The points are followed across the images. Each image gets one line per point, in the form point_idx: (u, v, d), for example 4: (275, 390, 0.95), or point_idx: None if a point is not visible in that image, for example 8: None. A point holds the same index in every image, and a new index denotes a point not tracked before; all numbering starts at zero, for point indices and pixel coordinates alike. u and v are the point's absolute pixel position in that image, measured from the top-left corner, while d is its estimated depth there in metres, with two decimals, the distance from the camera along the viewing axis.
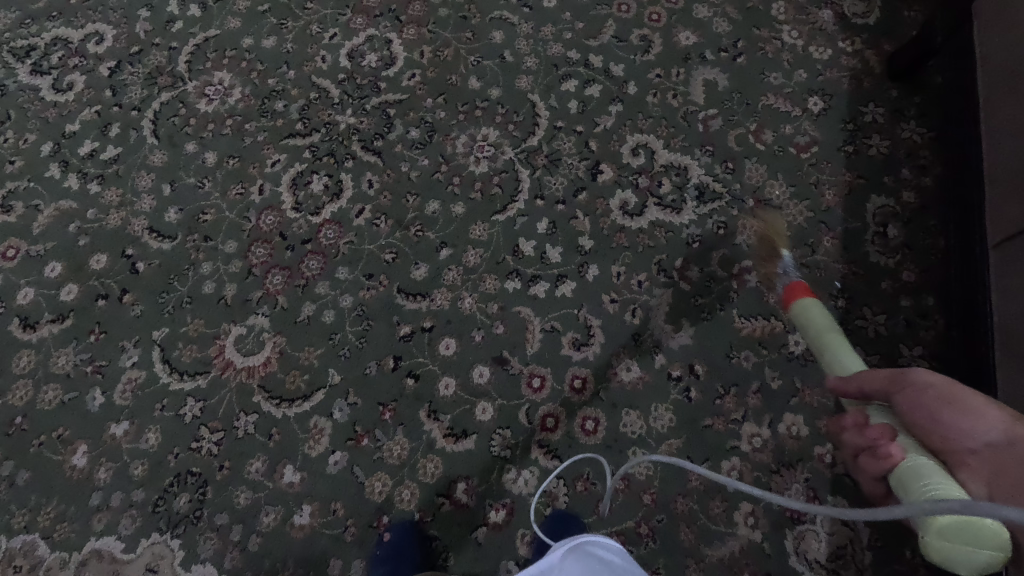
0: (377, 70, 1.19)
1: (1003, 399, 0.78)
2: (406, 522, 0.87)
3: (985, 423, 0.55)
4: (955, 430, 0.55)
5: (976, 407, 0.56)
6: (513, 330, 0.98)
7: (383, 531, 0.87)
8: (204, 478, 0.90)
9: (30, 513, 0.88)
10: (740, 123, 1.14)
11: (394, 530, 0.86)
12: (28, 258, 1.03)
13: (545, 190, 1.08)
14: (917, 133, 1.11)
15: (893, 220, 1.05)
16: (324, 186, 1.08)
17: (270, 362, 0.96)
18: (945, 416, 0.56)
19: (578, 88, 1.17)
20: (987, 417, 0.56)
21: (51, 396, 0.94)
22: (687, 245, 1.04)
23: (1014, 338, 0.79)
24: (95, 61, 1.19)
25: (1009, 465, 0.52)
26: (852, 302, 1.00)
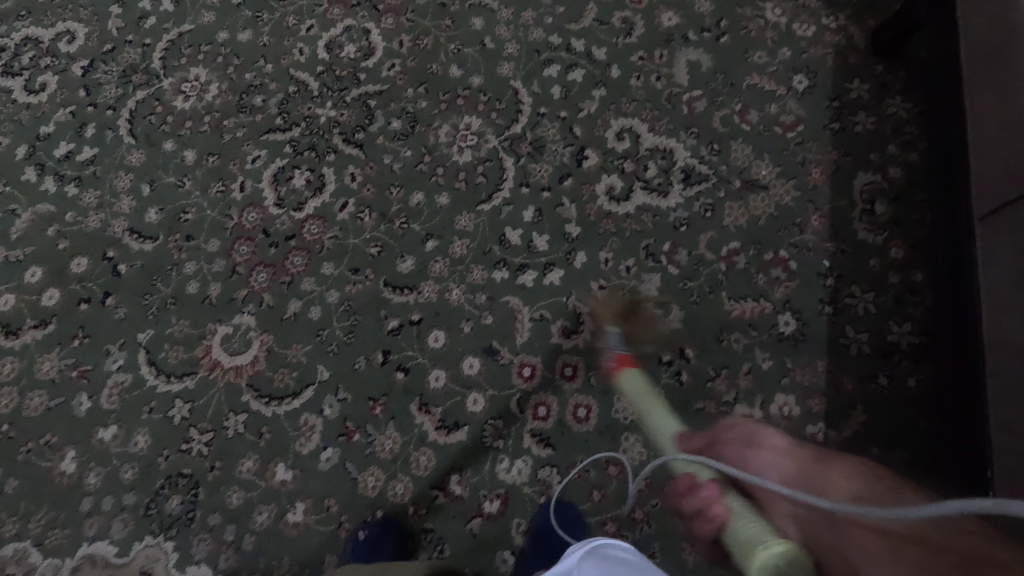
0: (356, 61, 1.17)
1: (992, 371, 0.78)
2: (382, 519, 0.86)
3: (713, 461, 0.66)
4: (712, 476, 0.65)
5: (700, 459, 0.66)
6: (502, 320, 0.98)
7: (361, 528, 0.86)
8: (195, 479, 0.89)
9: (20, 521, 0.87)
10: (725, 104, 1.13)
11: (370, 527, 0.86)
12: (7, 264, 1.02)
13: (530, 178, 1.07)
14: (902, 108, 1.10)
15: (880, 196, 1.04)
16: (306, 181, 1.07)
17: (258, 361, 0.95)
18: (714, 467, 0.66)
19: (560, 73, 1.15)
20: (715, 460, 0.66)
21: (37, 402, 0.93)
22: (674, 228, 1.03)
23: (1001, 311, 0.79)
24: (68, 61, 1.17)
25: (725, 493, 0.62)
26: (841, 281, 1.00)
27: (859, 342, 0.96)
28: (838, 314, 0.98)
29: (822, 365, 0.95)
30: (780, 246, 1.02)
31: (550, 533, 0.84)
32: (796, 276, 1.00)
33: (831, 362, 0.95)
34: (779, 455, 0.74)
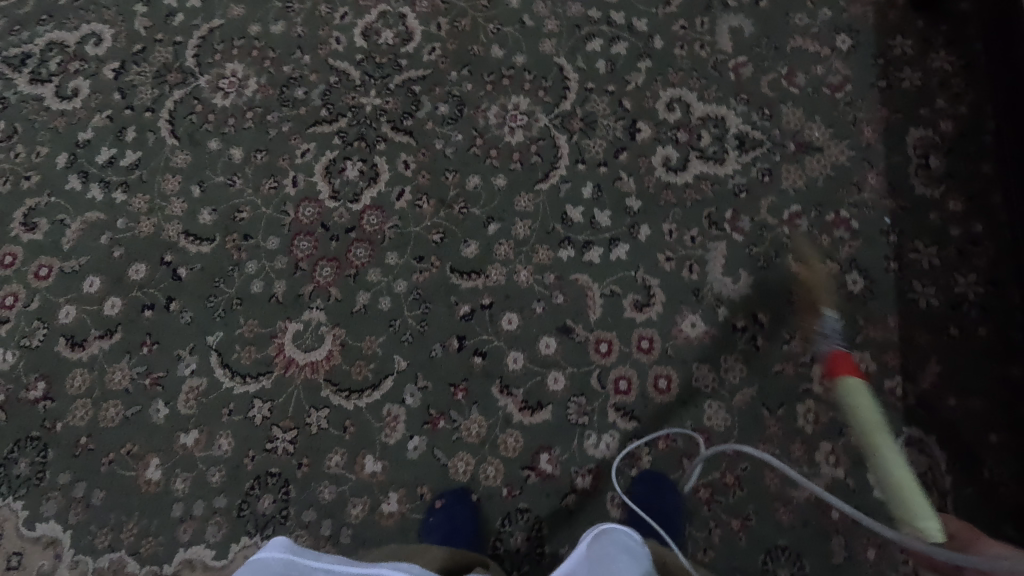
0: (395, 47, 1.15)
1: None
2: (456, 490, 0.87)
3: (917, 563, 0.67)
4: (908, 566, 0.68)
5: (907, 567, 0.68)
6: (573, 298, 0.98)
7: (434, 499, 0.87)
8: (284, 477, 0.88)
9: (112, 531, 0.86)
10: (771, 68, 1.12)
11: (446, 497, 0.87)
12: (63, 275, 0.99)
13: (584, 155, 1.06)
14: (947, 61, 1.10)
15: (934, 150, 1.05)
16: (359, 172, 1.05)
17: (333, 355, 0.95)
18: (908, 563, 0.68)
19: (604, 47, 1.14)
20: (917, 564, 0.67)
21: (113, 412, 0.92)
22: (734, 195, 1.04)
23: None
24: (97, 64, 1.13)
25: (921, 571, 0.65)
26: (903, 236, 1.00)
27: (928, 295, 0.97)
28: (904, 269, 0.99)
29: (893, 319, 0.96)
30: (840, 206, 1.03)
31: (653, 505, 0.85)
32: (860, 235, 1.01)
33: (902, 316, 0.96)
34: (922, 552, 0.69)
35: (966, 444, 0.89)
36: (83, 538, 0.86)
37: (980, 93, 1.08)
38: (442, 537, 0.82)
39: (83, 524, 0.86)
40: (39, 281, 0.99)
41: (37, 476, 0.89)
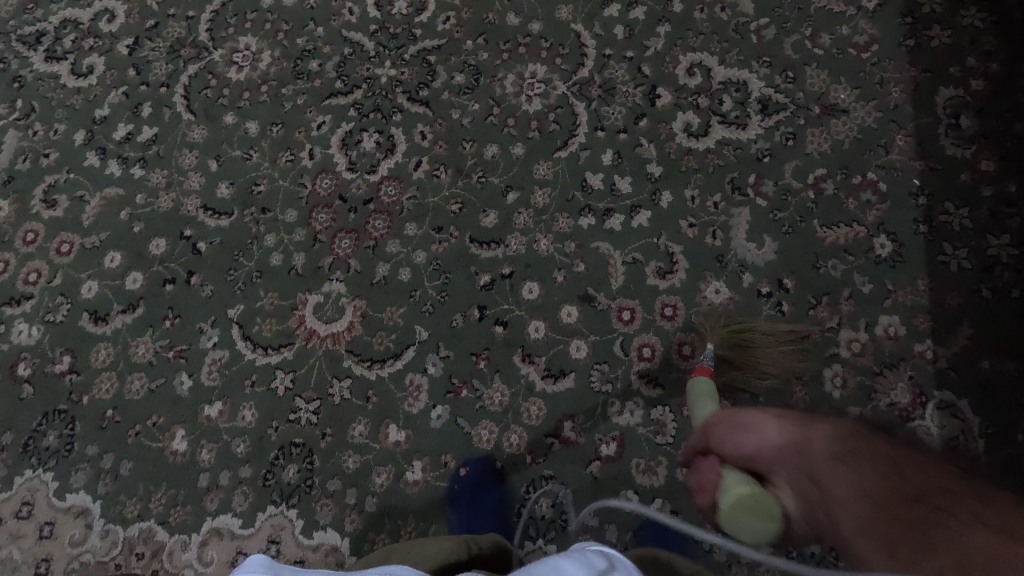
0: (409, 17, 1.13)
1: None
2: (480, 458, 0.87)
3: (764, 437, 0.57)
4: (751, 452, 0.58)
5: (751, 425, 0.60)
6: (594, 266, 0.96)
7: (458, 467, 0.87)
8: (308, 447, 0.89)
9: (141, 501, 0.87)
10: (794, 29, 1.09)
11: (470, 465, 0.87)
12: (84, 251, 1.00)
13: (604, 122, 1.05)
14: (979, 18, 1.07)
15: (965, 110, 1.02)
16: (376, 143, 1.04)
17: (354, 326, 0.94)
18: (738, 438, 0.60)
19: (622, 12, 1.12)
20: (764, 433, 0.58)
21: (138, 385, 0.92)
22: (758, 160, 1.01)
23: None
24: (111, 40, 1.13)
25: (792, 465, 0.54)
26: (934, 198, 0.98)
27: (959, 258, 0.94)
28: (934, 232, 0.96)
29: (923, 282, 0.94)
30: (868, 169, 1.00)
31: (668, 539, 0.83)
32: (888, 198, 0.98)
33: (933, 279, 0.94)
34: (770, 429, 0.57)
35: (1001, 408, 0.87)
36: (112, 508, 0.87)
37: (1014, 50, 1.04)
38: (467, 506, 0.85)
39: (112, 495, 0.87)
40: (61, 258, 0.99)
41: (65, 448, 0.90)
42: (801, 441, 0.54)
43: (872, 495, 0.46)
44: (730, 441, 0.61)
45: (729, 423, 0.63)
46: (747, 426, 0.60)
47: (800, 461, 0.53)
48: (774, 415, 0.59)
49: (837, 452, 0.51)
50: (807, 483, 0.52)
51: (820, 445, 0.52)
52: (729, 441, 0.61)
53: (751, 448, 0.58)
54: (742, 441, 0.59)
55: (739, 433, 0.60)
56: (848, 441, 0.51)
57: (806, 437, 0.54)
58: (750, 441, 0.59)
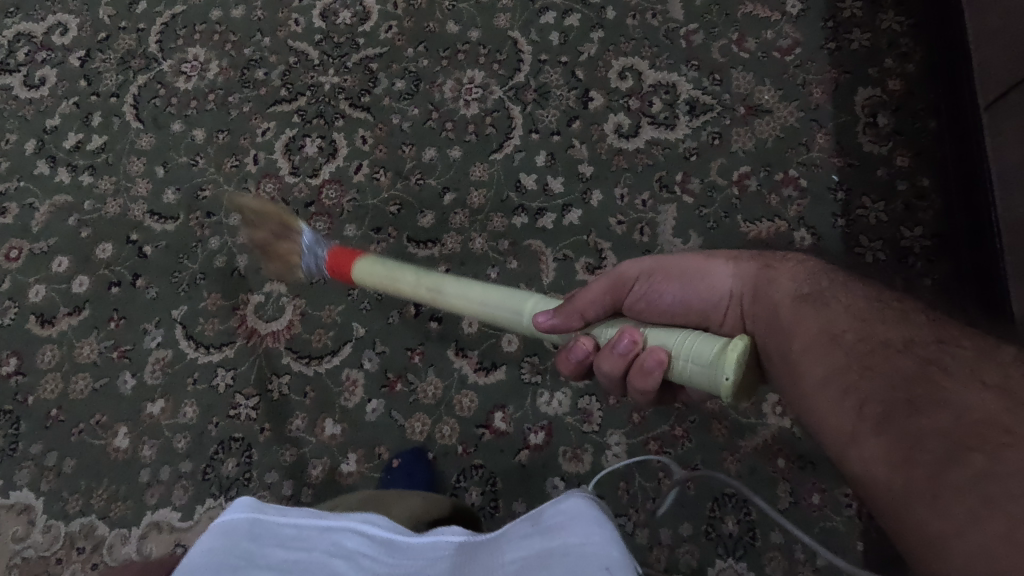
0: (352, 26, 1.17)
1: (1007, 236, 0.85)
2: (412, 450, 0.90)
3: (712, 288, 0.65)
4: (708, 305, 0.65)
5: (697, 273, 0.66)
6: (526, 263, 1.00)
7: (390, 459, 0.90)
8: (247, 442, 0.91)
9: (83, 497, 0.89)
10: (722, 34, 1.14)
11: (402, 457, 0.89)
12: (33, 256, 1.02)
13: (538, 124, 1.09)
14: (896, 22, 1.12)
15: (882, 109, 1.07)
16: (318, 148, 1.08)
17: (293, 324, 0.97)
18: (666, 290, 0.66)
19: (557, 19, 1.16)
20: (712, 279, 0.65)
21: (82, 385, 0.95)
22: (685, 159, 1.06)
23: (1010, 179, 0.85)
24: (64, 53, 1.16)
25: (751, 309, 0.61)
26: (851, 193, 1.02)
27: (874, 250, 0.98)
28: (851, 225, 1.00)
29: None
30: (790, 165, 1.04)
31: None
32: (808, 193, 1.03)
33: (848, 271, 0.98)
34: (724, 281, 0.65)
35: None
36: (55, 505, 0.89)
37: (929, 51, 1.09)
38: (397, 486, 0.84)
39: (55, 491, 0.90)
40: (11, 263, 1.02)
41: (11, 447, 0.92)
42: (759, 289, 0.61)
43: (843, 345, 0.49)
44: (671, 290, 0.66)
45: (652, 277, 0.66)
46: (703, 274, 0.66)
47: (766, 321, 0.58)
48: (723, 260, 0.66)
49: (801, 297, 0.56)
50: (769, 331, 0.57)
51: (784, 288, 0.58)
52: (678, 295, 0.66)
53: (683, 299, 0.66)
54: (676, 296, 0.66)
55: (693, 283, 0.66)
56: (806, 285, 0.57)
57: (758, 286, 0.61)
58: (713, 284, 0.65)
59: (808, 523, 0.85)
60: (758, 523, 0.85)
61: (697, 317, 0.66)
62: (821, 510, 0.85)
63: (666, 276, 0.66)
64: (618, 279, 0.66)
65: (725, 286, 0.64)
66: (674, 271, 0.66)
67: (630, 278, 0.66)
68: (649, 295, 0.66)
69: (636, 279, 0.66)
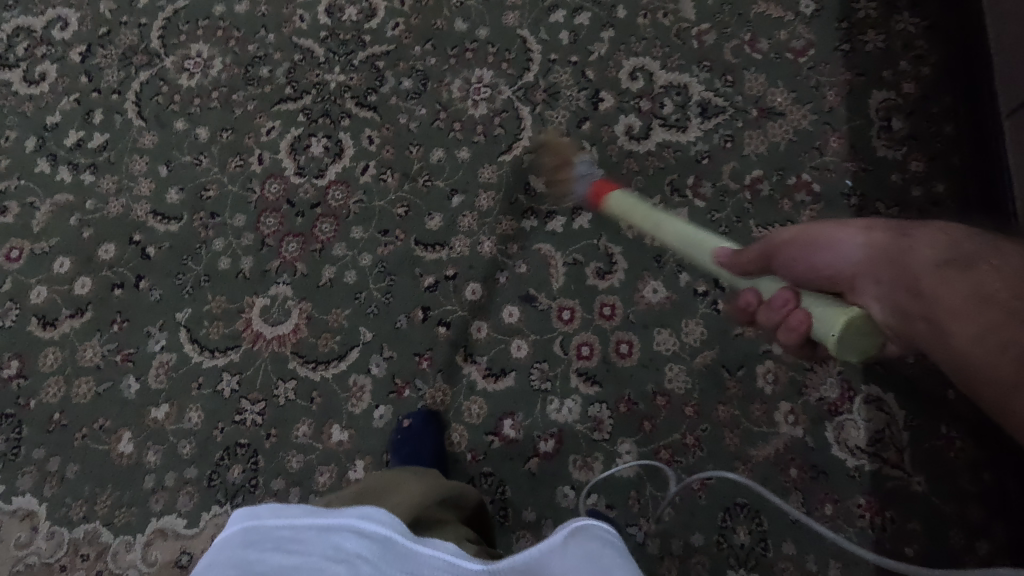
0: (358, 23, 1.15)
1: None
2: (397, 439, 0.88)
3: (845, 246, 0.58)
4: (826, 267, 0.60)
5: (830, 240, 0.59)
6: (536, 268, 0.99)
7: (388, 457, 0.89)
8: (253, 447, 0.90)
9: (87, 503, 0.88)
10: (734, 34, 1.12)
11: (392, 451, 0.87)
12: (34, 257, 1.01)
13: (548, 126, 1.07)
14: (911, 23, 1.10)
15: (896, 112, 1.05)
16: (324, 148, 1.06)
17: (299, 328, 0.96)
18: (809, 257, 0.61)
19: (567, 18, 1.14)
20: (841, 244, 0.59)
21: (85, 389, 0.94)
22: (697, 162, 1.04)
23: None
24: (64, 48, 1.14)
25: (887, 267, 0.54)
26: (864, 199, 1.01)
27: None
28: None
29: None
30: (802, 170, 1.03)
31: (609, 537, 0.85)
32: (821, 198, 1.01)
33: None
34: (853, 238, 0.58)
35: (926, 401, 0.89)
36: (59, 510, 0.88)
37: (944, 54, 1.08)
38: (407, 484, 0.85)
39: (58, 497, 0.89)
40: (11, 264, 1.01)
41: (13, 452, 0.91)
42: (893, 249, 0.54)
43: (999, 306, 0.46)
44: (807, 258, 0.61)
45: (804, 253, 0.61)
46: (826, 244, 0.59)
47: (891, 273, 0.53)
48: (854, 225, 0.59)
49: (948, 259, 0.50)
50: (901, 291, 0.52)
51: (925, 257, 0.51)
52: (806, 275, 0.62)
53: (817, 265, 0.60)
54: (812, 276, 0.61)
55: (819, 249, 0.60)
56: (949, 244, 0.51)
57: (890, 251, 0.54)
58: (833, 254, 0.59)
59: (820, 534, 0.85)
60: (770, 534, 0.84)
61: (837, 285, 0.59)
62: (833, 521, 0.85)
63: (804, 248, 0.61)
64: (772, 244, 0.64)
65: (852, 250, 0.58)
66: (813, 242, 0.61)
67: (775, 246, 0.64)
68: (772, 267, 0.65)
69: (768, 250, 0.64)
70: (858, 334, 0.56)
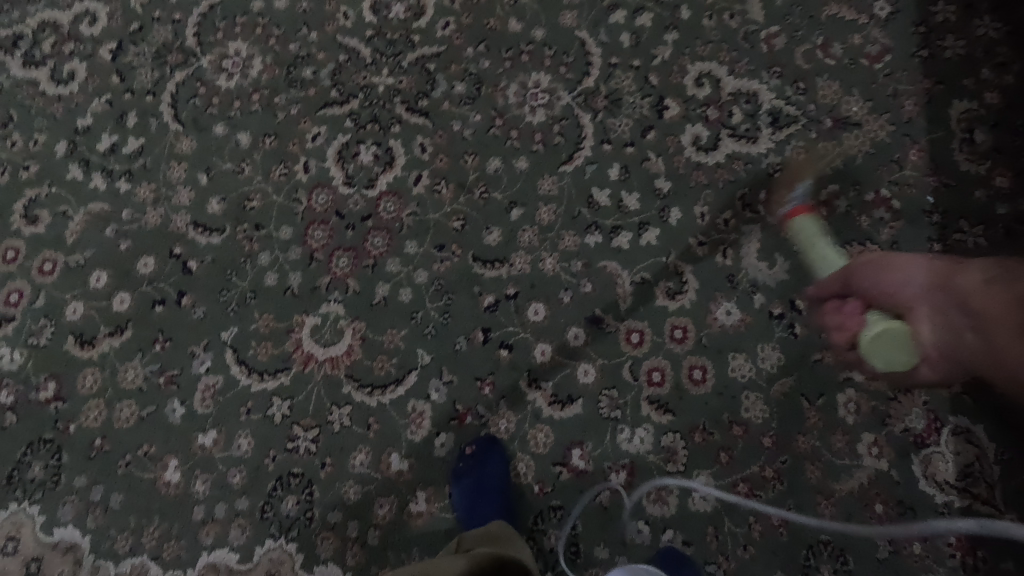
0: (406, 22, 1.08)
1: None
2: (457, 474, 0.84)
3: (908, 275, 0.71)
4: (889, 287, 0.71)
5: (897, 266, 0.72)
6: (602, 287, 0.93)
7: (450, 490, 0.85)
8: (307, 477, 0.85)
9: (133, 535, 0.83)
10: (805, 38, 1.06)
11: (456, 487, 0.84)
12: (68, 270, 0.95)
13: (610, 134, 1.01)
14: (993, 29, 1.04)
15: (979, 124, 1.00)
16: (374, 156, 1.00)
17: (353, 350, 0.91)
18: (878, 276, 0.73)
19: (628, 18, 1.08)
20: (908, 273, 0.71)
21: (128, 413, 0.88)
22: (769, 175, 0.99)
23: None
24: (93, 45, 1.07)
25: (943, 283, 0.68)
26: (947, 217, 0.96)
27: None
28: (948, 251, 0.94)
29: None
30: (881, 185, 0.98)
31: None
32: (901, 216, 0.96)
33: None
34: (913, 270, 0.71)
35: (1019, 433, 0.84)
36: (103, 543, 0.83)
37: None
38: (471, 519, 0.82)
39: (102, 529, 0.84)
40: (44, 277, 0.95)
41: (52, 480, 0.86)
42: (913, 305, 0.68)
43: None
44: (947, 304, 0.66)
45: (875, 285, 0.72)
46: (897, 269, 0.72)
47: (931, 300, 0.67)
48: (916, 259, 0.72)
49: (989, 279, 0.64)
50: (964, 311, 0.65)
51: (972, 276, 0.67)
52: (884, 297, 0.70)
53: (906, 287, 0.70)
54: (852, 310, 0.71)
55: (879, 270, 0.73)
56: (994, 274, 0.65)
57: (952, 271, 0.69)
58: (899, 280, 0.71)
59: None
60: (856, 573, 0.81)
61: (898, 307, 0.69)
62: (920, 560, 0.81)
63: (875, 267, 0.74)
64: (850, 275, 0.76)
65: (914, 278, 0.70)
66: (886, 264, 0.73)
67: (854, 268, 0.77)
68: (850, 286, 0.76)
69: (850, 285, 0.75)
70: (884, 349, 0.67)
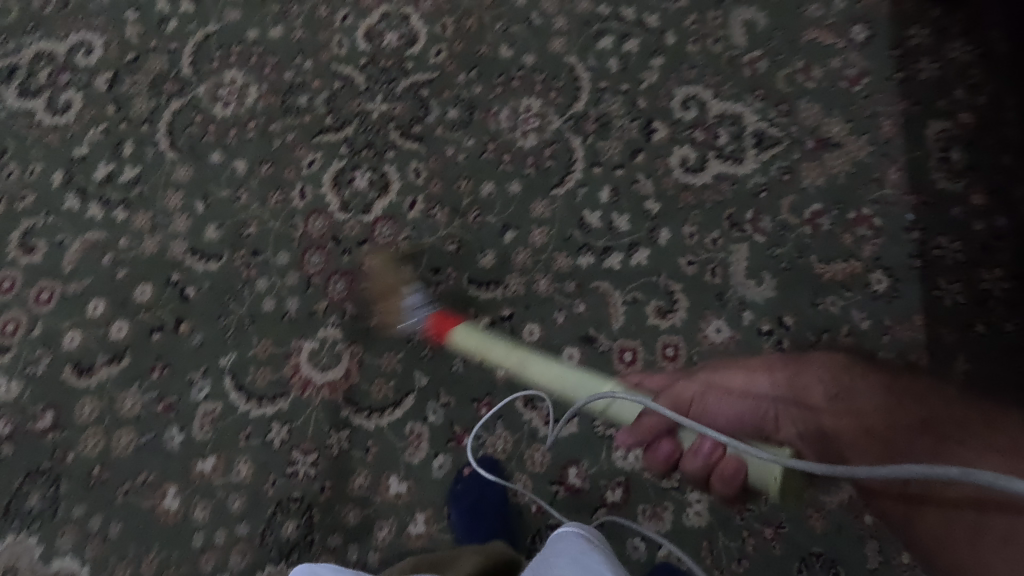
0: (399, 49, 1.11)
1: None
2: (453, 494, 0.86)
3: (758, 386, 0.86)
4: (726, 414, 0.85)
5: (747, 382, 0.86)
6: (595, 307, 0.95)
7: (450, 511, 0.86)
8: (307, 502, 0.86)
9: (133, 564, 0.84)
10: (786, 62, 1.10)
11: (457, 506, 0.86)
12: (65, 299, 0.96)
13: (600, 157, 1.04)
14: (965, 51, 1.09)
15: (955, 143, 1.04)
16: (369, 182, 1.02)
17: (351, 373, 0.92)
18: (724, 402, 0.85)
19: (615, 44, 1.11)
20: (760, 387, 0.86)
21: (126, 441, 0.89)
22: (755, 195, 1.01)
23: None
24: (89, 75, 1.09)
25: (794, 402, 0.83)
26: (926, 233, 0.99)
27: (952, 293, 0.95)
28: (928, 266, 0.97)
29: (919, 318, 0.95)
30: (862, 203, 1.01)
31: None
32: (883, 232, 0.99)
33: (927, 314, 0.95)
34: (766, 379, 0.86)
35: None
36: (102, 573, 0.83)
37: (999, 84, 1.06)
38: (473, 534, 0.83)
39: (101, 558, 0.84)
40: (41, 306, 0.95)
41: (50, 510, 0.86)
42: (798, 387, 0.84)
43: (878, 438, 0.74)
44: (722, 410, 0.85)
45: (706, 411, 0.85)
46: (747, 381, 0.86)
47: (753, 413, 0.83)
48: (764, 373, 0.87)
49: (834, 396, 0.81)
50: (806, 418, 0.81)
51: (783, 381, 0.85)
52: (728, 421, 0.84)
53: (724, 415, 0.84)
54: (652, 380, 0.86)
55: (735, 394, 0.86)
56: (835, 378, 0.83)
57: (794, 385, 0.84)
58: (756, 394, 0.85)
59: None
60: None
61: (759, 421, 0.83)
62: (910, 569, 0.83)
63: (721, 392, 0.86)
64: (676, 398, 0.87)
65: (772, 387, 0.84)
66: (730, 389, 0.86)
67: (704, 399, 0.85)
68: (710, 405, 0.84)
69: (645, 410, 0.81)
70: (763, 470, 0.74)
